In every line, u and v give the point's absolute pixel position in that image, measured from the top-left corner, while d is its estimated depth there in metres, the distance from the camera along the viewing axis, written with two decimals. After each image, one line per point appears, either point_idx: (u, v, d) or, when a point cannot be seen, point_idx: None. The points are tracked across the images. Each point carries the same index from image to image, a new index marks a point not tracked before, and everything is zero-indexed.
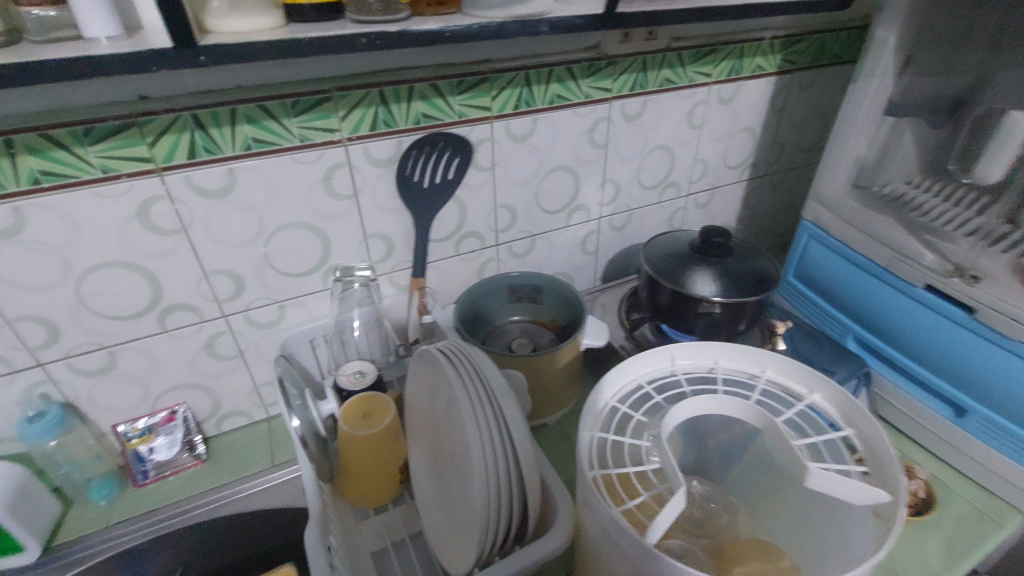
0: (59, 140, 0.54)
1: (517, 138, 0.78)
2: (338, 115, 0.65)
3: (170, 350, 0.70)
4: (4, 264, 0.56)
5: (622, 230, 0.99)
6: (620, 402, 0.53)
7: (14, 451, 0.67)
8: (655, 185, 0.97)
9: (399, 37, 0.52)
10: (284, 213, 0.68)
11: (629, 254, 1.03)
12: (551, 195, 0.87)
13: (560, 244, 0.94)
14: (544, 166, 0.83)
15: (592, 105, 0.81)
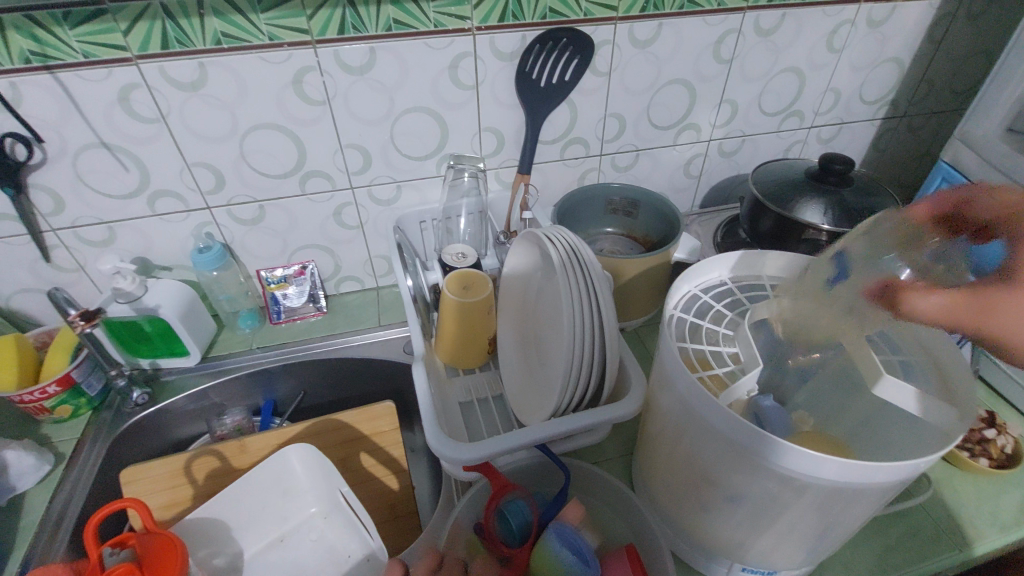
0: (238, 5, 0.60)
1: (640, 44, 0.77)
2: (470, 2, 0.67)
3: (306, 212, 0.80)
4: (189, 114, 0.67)
5: (731, 156, 0.96)
6: (702, 293, 0.56)
7: (185, 276, 0.82)
8: (776, 113, 0.92)
9: None
10: (412, 97, 0.73)
11: (733, 183, 1.01)
12: (665, 110, 0.86)
13: (664, 163, 0.93)
14: (662, 78, 0.81)
15: (726, 14, 0.77)
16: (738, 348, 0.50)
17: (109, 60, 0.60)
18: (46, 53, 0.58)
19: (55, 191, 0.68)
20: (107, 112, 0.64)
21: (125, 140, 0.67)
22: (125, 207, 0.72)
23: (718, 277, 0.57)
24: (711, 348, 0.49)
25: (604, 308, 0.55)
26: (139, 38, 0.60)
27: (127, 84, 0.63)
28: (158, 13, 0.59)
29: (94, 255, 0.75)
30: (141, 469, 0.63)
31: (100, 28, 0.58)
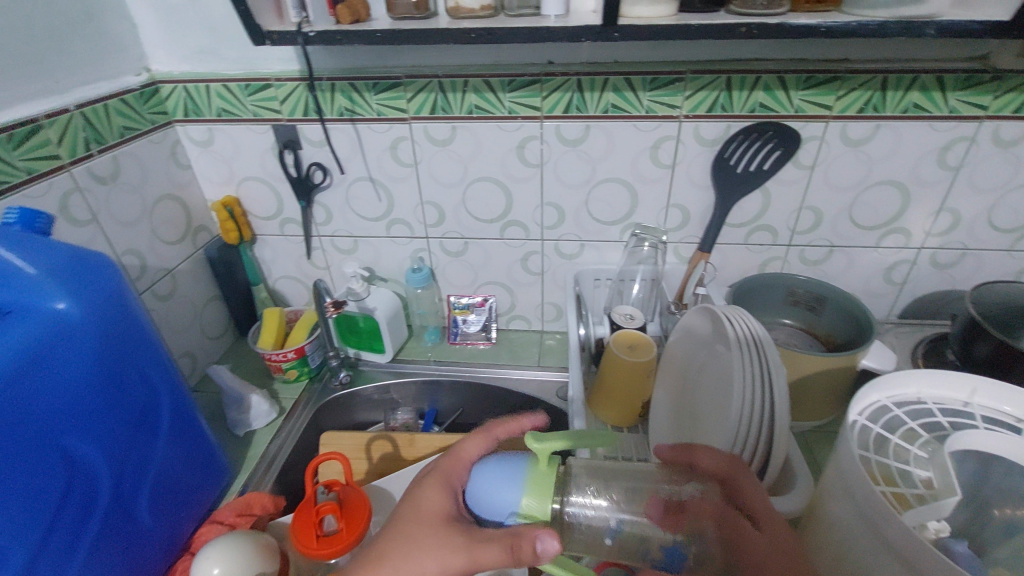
0: (492, 85, 0.75)
1: (851, 142, 0.76)
2: (684, 93, 0.74)
3: (500, 253, 0.92)
4: (433, 164, 0.84)
5: (946, 269, 0.87)
6: (893, 406, 0.53)
7: (396, 290, 0.99)
8: (1010, 230, 0.82)
9: (774, 29, 0.57)
10: (612, 168, 0.82)
11: (945, 297, 0.90)
12: (869, 210, 0.82)
13: (860, 263, 0.88)
14: (871, 178, 0.79)
15: (957, 121, 0.73)
16: (931, 473, 0.46)
17: (391, 119, 0.80)
18: (354, 110, 0.79)
19: (328, 207, 0.90)
20: (380, 155, 0.83)
21: (385, 177, 0.86)
22: (370, 227, 0.91)
23: (915, 394, 0.53)
24: (896, 464, 0.46)
25: (778, 401, 0.53)
26: (417, 105, 0.78)
27: (399, 137, 0.81)
28: (435, 88, 0.76)
29: (339, 259, 0.96)
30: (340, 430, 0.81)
31: (394, 95, 0.77)
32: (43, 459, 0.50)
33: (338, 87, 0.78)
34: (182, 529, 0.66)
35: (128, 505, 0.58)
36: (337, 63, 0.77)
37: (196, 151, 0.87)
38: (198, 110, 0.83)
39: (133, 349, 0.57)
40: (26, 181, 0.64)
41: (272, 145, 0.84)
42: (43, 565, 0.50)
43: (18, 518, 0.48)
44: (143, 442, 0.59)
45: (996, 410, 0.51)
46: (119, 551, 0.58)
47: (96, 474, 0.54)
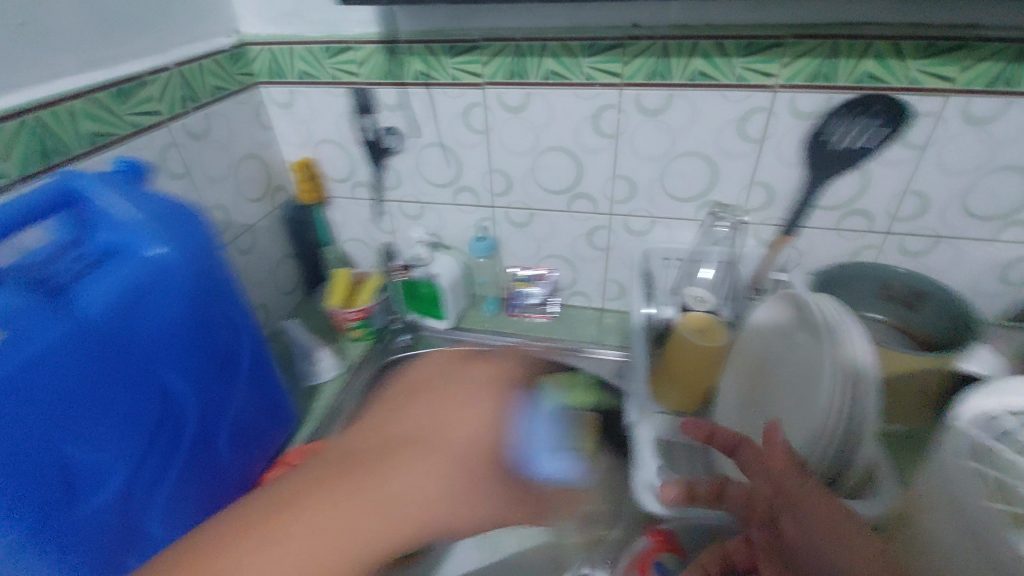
0: (572, 50, 0.73)
1: (972, 120, 0.68)
2: (782, 60, 0.68)
3: (567, 226, 0.90)
4: (504, 131, 0.82)
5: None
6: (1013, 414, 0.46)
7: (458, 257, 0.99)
8: None
9: None
10: (692, 142, 0.77)
11: None
12: (986, 197, 0.73)
13: (969, 257, 0.79)
14: (993, 160, 0.70)
15: None
16: None
17: (467, 83, 0.79)
18: (430, 73, 0.79)
19: (398, 172, 0.91)
20: (453, 121, 0.83)
21: (455, 145, 0.85)
22: (439, 194, 0.92)
23: None
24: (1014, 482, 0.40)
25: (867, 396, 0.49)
26: (493, 70, 0.77)
27: (472, 103, 0.80)
28: (512, 52, 0.74)
29: (407, 224, 0.97)
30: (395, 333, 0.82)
31: (470, 59, 0.76)
32: (142, 390, 0.54)
33: (415, 51, 0.77)
34: (255, 466, 0.71)
35: (208, 440, 0.62)
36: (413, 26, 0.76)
37: (278, 113, 0.90)
38: (281, 72, 0.85)
39: (219, 299, 0.60)
40: (128, 136, 0.67)
41: (348, 109, 0.85)
42: (137, 492, 0.55)
43: (112, 445, 0.51)
44: (222, 387, 0.63)
45: None
46: (198, 486, 0.62)
47: (182, 408, 0.58)
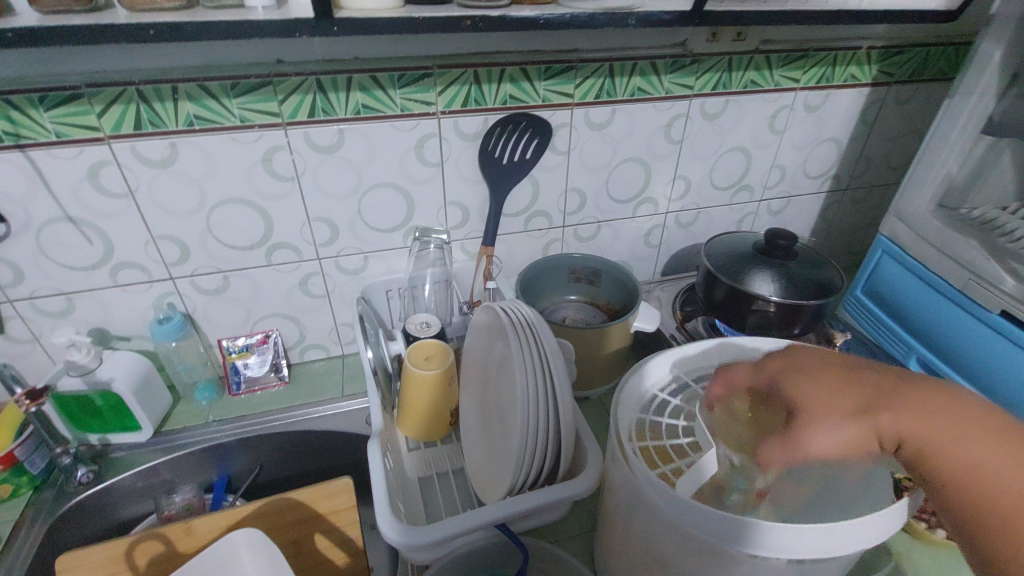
0: (528, 74, 0.73)
1: (811, 109, 0.89)
2: (696, 75, 0.79)
3: (525, 246, 0.90)
4: (460, 161, 0.77)
5: (861, 203, 1.06)
6: None
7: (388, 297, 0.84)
8: (899, 168, 1.02)
9: (791, 16, 0.67)
10: (631, 148, 0.84)
11: (855, 229, 1.10)
12: (817, 162, 0.97)
13: (808, 209, 1.04)
14: (821, 136, 0.93)
15: (875, 87, 0.90)
16: None
17: (418, 114, 0.72)
18: (373, 107, 0.69)
19: (333, 222, 0.77)
20: (402, 157, 0.74)
21: (406, 181, 0.77)
22: (386, 239, 0.81)
23: None
24: None
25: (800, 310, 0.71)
26: (447, 98, 0.71)
27: (426, 134, 0.73)
28: (466, 79, 0.71)
29: (340, 283, 0.83)
30: (407, 363, 0.69)
31: (420, 87, 0.70)
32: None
33: (356, 82, 0.67)
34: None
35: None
36: (331, 53, 0.66)
37: (150, 173, 0.66)
38: (158, 120, 0.63)
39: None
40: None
41: (264, 155, 0.69)
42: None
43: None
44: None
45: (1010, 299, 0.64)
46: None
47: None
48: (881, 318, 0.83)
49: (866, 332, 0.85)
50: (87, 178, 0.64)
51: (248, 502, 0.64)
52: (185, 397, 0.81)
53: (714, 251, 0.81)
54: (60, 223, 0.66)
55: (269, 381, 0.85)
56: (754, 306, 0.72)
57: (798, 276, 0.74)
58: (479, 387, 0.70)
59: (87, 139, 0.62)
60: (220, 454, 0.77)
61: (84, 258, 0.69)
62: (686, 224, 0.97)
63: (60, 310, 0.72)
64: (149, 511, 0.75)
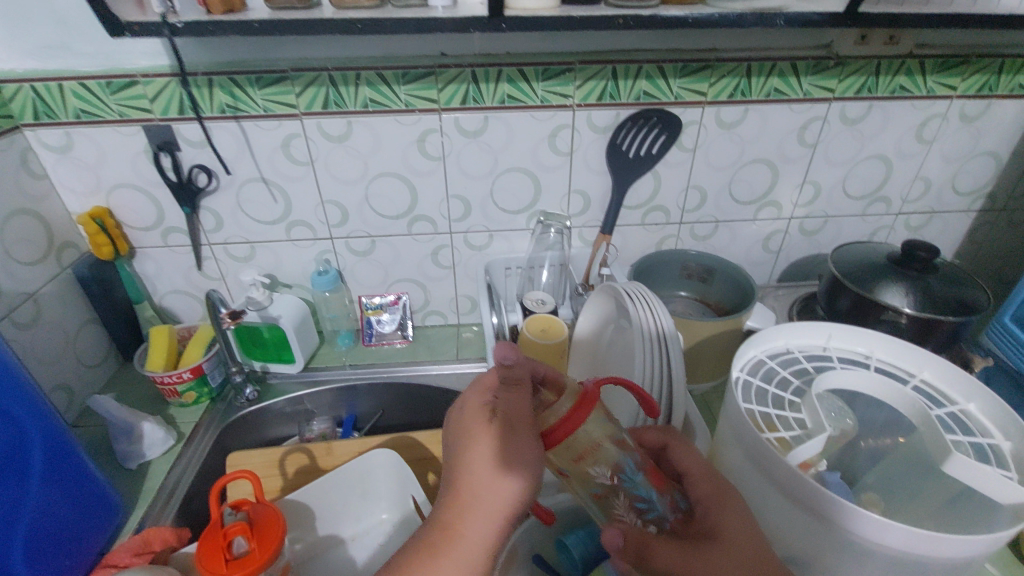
0: (664, 71, 0.76)
1: (967, 119, 0.83)
2: (839, 78, 0.78)
3: (640, 238, 0.93)
4: (589, 152, 0.82)
5: (1019, 226, 0.96)
6: (767, 358, 0.59)
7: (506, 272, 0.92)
8: None
9: (957, 18, 0.64)
10: (760, 149, 0.84)
11: (1009, 255, 1.00)
12: (970, 178, 0.90)
13: (953, 227, 0.96)
14: (977, 149, 0.87)
15: None
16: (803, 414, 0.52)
17: (556, 106, 0.77)
18: (517, 97, 0.76)
19: (468, 200, 0.85)
20: (536, 145, 0.81)
21: (537, 167, 0.83)
22: (511, 221, 0.88)
23: (784, 345, 0.61)
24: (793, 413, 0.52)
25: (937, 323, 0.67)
26: (585, 92, 0.77)
27: (560, 125, 0.79)
28: (605, 75, 0.75)
29: (466, 256, 0.91)
30: (525, 333, 0.75)
31: (561, 81, 0.75)
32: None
33: (506, 75, 0.74)
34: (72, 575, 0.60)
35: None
36: (485, 48, 0.74)
37: (329, 147, 0.78)
38: (341, 101, 0.74)
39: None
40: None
41: (419, 137, 0.78)
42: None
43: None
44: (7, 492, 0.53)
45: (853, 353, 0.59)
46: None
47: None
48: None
49: (1008, 360, 0.76)
50: (281, 147, 0.78)
51: (377, 434, 0.74)
52: (328, 342, 0.94)
53: (835, 261, 0.79)
54: (255, 183, 0.80)
55: (395, 338, 0.95)
56: (883, 316, 0.70)
57: (936, 289, 0.70)
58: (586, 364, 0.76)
59: (285, 115, 0.75)
60: (352, 394, 0.88)
61: (268, 214, 0.83)
62: (810, 232, 0.94)
63: (244, 255, 0.87)
64: (294, 433, 0.88)
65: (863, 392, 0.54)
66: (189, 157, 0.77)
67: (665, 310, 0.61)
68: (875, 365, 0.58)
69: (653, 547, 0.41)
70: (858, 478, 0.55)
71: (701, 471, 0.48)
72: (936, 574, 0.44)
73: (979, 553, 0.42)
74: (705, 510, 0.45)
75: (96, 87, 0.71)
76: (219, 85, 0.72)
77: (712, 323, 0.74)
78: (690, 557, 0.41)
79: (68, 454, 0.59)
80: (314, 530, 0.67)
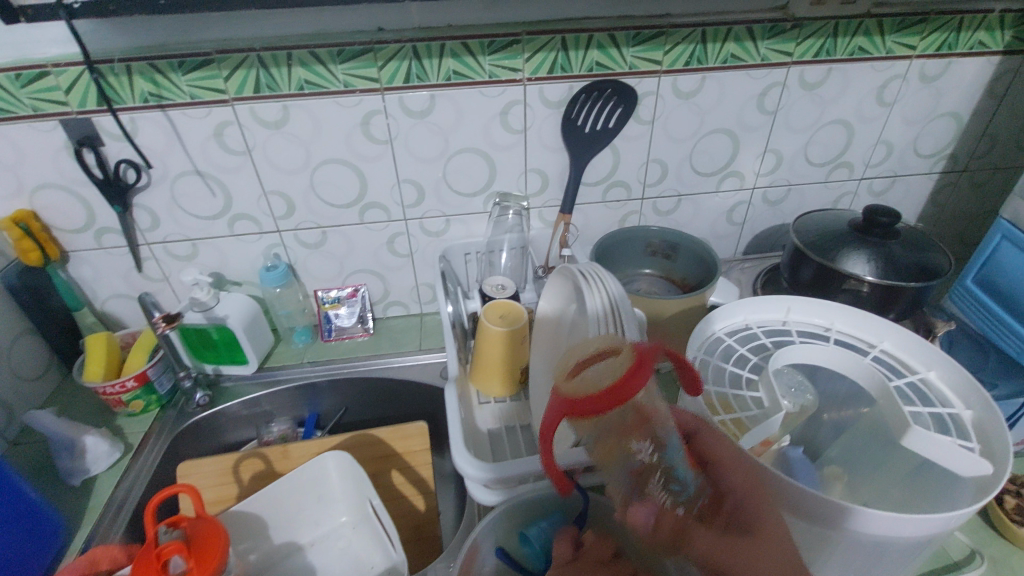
0: (617, 40, 0.72)
1: (927, 79, 0.82)
2: (796, 40, 0.75)
3: (603, 216, 0.90)
4: (544, 128, 0.79)
5: (980, 187, 0.96)
6: (727, 336, 0.57)
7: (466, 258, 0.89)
8: None
9: None
10: (719, 119, 0.81)
11: (972, 216, 1.00)
12: (931, 139, 0.89)
13: (917, 191, 0.95)
14: (937, 110, 0.85)
15: (1008, 55, 0.81)
16: (760, 392, 0.51)
17: (505, 81, 0.74)
18: (464, 73, 0.72)
19: (420, 185, 0.81)
20: (488, 123, 0.77)
21: (490, 147, 0.79)
22: (467, 204, 0.85)
23: (744, 320, 0.59)
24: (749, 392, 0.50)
25: (899, 290, 0.66)
26: (534, 65, 0.73)
27: (511, 101, 0.75)
28: (555, 45, 0.72)
29: (424, 243, 0.88)
30: (484, 320, 0.72)
31: (509, 54, 0.71)
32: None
33: (449, 49, 0.70)
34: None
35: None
36: (425, 21, 0.69)
37: (266, 134, 0.73)
38: (274, 84, 0.69)
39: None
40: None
41: (362, 119, 0.74)
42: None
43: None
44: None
45: (813, 325, 0.58)
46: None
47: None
48: (992, 309, 0.73)
49: (971, 323, 0.76)
50: (213, 136, 0.73)
51: (336, 433, 0.72)
52: (284, 339, 0.91)
53: (796, 230, 0.77)
54: (190, 176, 0.75)
55: (355, 331, 0.92)
56: (845, 285, 0.69)
57: (897, 255, 0.68)
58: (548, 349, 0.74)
59: (214, 101, 0.70)
60: (312, 393, 0.85)
61: (207, 208, 0.78)
62: (774, 202, 0.93)
63: (186, 254, 0.82)
64: (253, 436, 0.85)
65: (822, 366, 0.53)
66: (114, 151, 0.72)
67: (615, 281, 0.61)
68: (834, 337, 0.57)
69: (690, 533, 0.40)
70: (821, 451, 0.55)
71: (733, 457, 0.44)
72: (897, 551, 0.44)
73: (941, 529, 0.42)
74: (738, 498, 0.43)
75: (2, 79, 0.65)
76: (138, 71, 0.66)
77: (673, 302, 0.72)
78: (729, 547, 0.40)
79: None
80: (268, 539, 0.66)
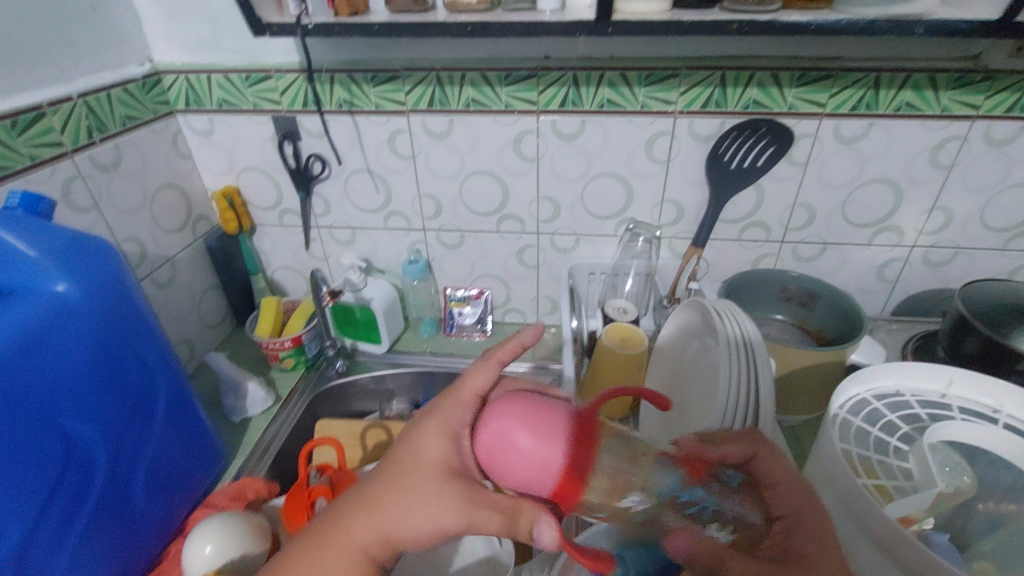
0: (780, 80, 0.71)
1: None
2: (987, 93, 0.69)
3: (735, 254, 0.88)
4: (688, 160, 0.79)
5: None
6: (872, 399, 0.54)
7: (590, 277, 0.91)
8: None
9: None
10: (882, 168, 0.76)
11: None
12: None
13: None
14: None
15: None
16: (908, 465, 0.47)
17: (655, 112, 0.75)
18: (617, 102, 0.75)
19: (558, 202, 0.86)
20: (633, 150, 0.79)
21: (631, 174, 0.82)
22: (599, 226, 0.87)
23: (894, 386, 0.54)
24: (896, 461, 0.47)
25: None
26: (689, 98, 0.74)
27: (660, 132, 0.77)
28: (713, 81, 0.72)
29: (552, 257, 0.92)
30: (605, 341, 0.74)
31: (665, 86, 0.73)
32: (35, 436, 0.50)
33: (606, 79, 0.73)
34: (176, 511, 0.67)
35: (123, 487, 0.59)
36: (589, 52, 0.74)
37: (430, 143, 0.82)
38: (445, 101, 0.78)
39: (126, 331, 0.56)
40: (30, 168, 0.64)
41: (516, 137, 0.80)
42: (41, 536, 0.51)
43: (17, 492, 0.49)
44: (137, 428, 0.60)
45: (979, 406, 0.52)
46: (113, 536, 0.59)
47: (91, 455, 0.55)
48: None
49: None
50: (387, 142, 0.83)
51: None
52: (413, 327, 1.00)
53: (962, 297, 0.70)
54: (362, 174, 0.86)
55: (474, 331, 0.98)
56: (1018, 368, 0.61)
57: None
58: (667, 381, 0.73)
59: (394, 111, 0.79)
60: (430, 380, 0.92)
61: (369, 202, 0.89)
62: (936, 263, 0.85)
63: (346, 239, 0.94)
64: (374, 410, 0.94)
65: (986, 451, 0.48)
66: (309, 146, 0.85)
67: (751, 321, 0.60)
68: (1005, 422, 0.51)
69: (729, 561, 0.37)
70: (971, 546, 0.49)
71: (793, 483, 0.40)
72: None
73: None
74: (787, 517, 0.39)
75: (238, 80, 0.80)
76: (338, 82, 0.78)
77: (805, 353, 0.69)
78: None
79: (191, 403, 0.67)
80: None
